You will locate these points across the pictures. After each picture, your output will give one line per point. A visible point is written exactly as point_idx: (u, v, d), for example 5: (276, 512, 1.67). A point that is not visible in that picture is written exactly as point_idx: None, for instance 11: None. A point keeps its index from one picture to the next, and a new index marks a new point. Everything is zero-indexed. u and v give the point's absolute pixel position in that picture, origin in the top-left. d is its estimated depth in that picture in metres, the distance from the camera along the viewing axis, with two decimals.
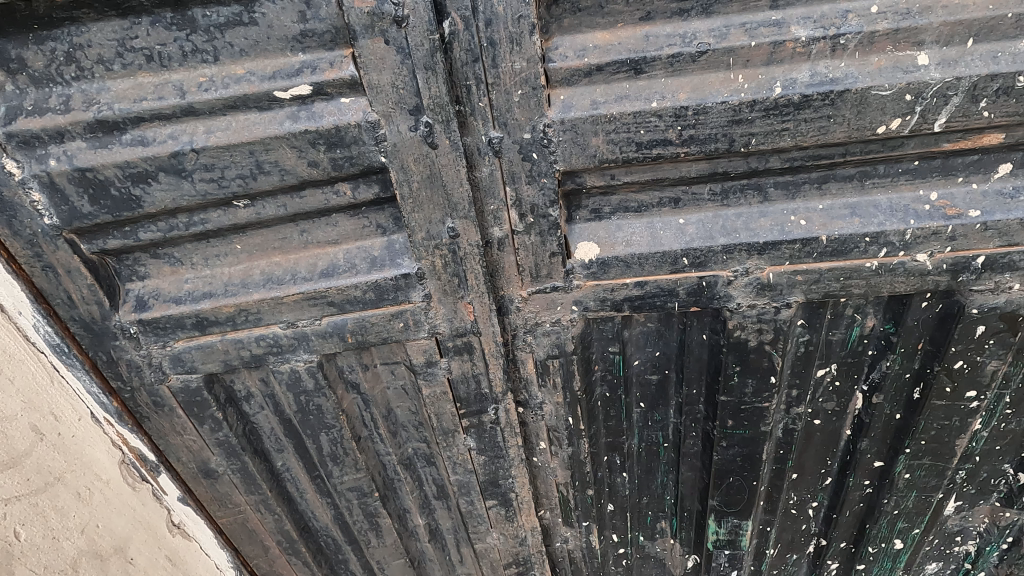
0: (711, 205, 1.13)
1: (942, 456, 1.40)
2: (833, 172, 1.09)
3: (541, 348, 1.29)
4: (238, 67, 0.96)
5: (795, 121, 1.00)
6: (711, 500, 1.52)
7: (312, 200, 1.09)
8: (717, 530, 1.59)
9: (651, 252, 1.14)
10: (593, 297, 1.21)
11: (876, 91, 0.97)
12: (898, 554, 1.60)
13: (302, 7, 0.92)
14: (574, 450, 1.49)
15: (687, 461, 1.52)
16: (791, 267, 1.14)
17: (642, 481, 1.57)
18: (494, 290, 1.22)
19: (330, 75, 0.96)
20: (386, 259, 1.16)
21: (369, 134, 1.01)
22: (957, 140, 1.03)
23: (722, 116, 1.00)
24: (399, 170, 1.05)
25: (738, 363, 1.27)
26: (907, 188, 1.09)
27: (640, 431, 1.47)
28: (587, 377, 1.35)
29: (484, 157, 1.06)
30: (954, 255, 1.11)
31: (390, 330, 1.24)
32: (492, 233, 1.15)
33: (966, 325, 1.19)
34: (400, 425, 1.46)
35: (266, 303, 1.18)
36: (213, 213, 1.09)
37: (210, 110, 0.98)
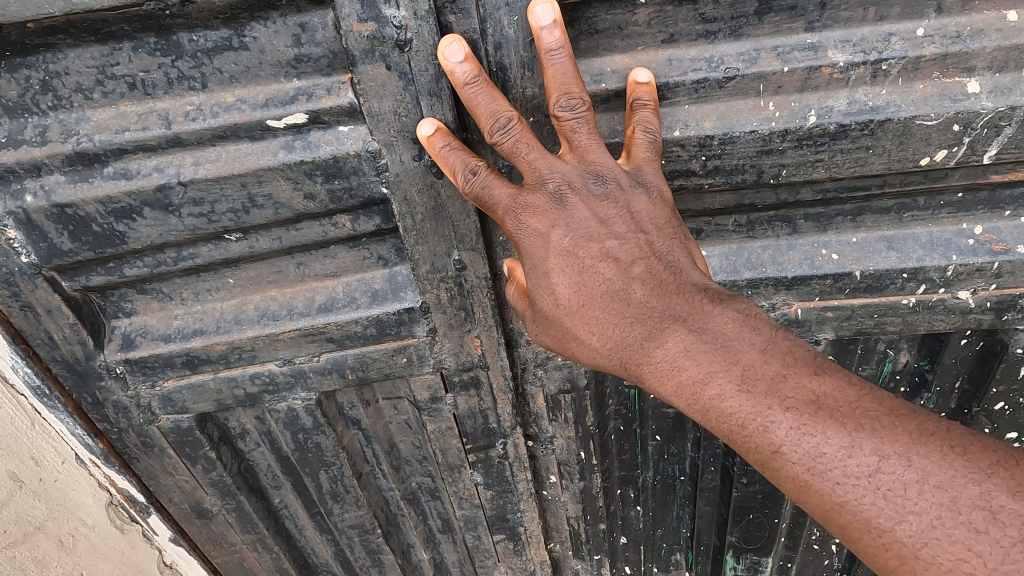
0: (734, 236, 1.06)
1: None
2: (869, 204, 1.02)
3: (552, 382, 1.24)
4: (227, 94, 0.89)
5: (830, 151, 0.93)
6: (729, 536, 1.46)
7: (309, 233, 1.03)
8: (734, 566, 1.55)
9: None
10: None
11: (920, 121, 0.90)
12: None
13: (296, 31, 0.85)
14: (585, 484, 1.42)
15: (704, 496, 1.45)
16: (820, 303, 1.08)
17: (655, 513, 1.50)
18: (503, 325, 1.16)
19: (327, 102, 0.89)
20: (388, 293, 1.10)
21: (370, 164, 0.94)
22: (1007, 173, 0.96)
23: (750, 146, 0.94)
24: (402, 202, 0.98)
25: None
26: (950, 222, 1.02)
27: (654, 464, 1.40)
28: (599, 411, 1.29)
29: None
30: (999, 293, 1.05)
31: (393, 366, 1.18)
32: (499, 265, 1.08)
33: (1008, 365, 1.13)
34: (402, 459, 1.40)
35: (261, 339, 1.11)
36: (203, 247, 1.02)
37: (199, 141, 0.91)
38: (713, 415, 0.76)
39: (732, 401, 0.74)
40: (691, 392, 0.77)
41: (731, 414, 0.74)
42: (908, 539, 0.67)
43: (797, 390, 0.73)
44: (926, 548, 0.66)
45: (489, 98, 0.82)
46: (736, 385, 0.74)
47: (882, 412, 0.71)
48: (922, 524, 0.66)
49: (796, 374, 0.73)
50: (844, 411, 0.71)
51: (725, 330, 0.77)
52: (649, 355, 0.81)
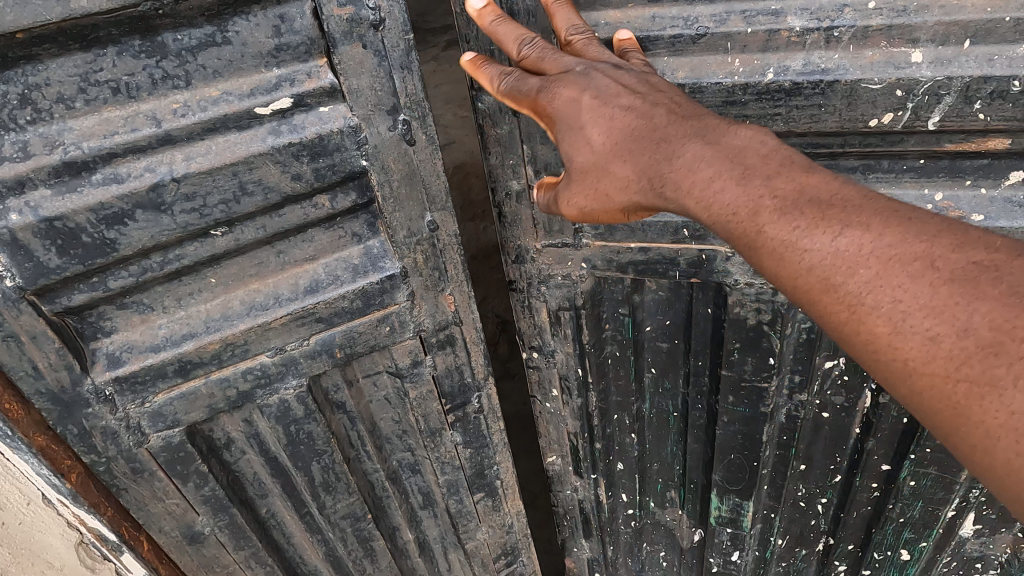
0: None
1: (947, 467, 1.53)
2: (835, 161, 1.19)
3: (553, 299, 1.46)
4: (212, 89, 0.95)
5: (789, 106, 1.14)
6: (715, 476, 1.73)
7: (292, 217, 1.10)
8: (719, 506, 1.80)
9: (656, 222, 1.30)
10: (600, 257, 1.38)
11: (865, 84, 1.10)
12: (904, 564, 1.79)
13: (276, 22, 0.94)
14: (583, 401, 1.65)
15: (693, 433, 1.71)
16: None
17: (651, 447, 1.78)
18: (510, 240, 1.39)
19: (309, 85, 0.98)
20: (367, 266, 1.19)
21: (351, 139, 1.04)
22: (959, 142, 1.14)
23: (717, 96, 1.15)
24: (380, 171, 1.09)
25: (737, 339, 1.45)
26: (913, 185, 1.19)
27: (650, 396, 1.66)
28: (597, 333, 1.52)
29: (503, 116, 1.21)
30: None
31: (377, 337, 1.27)
32: (511, 185, 1.30)
33: None
34: (384, 438, 1.47)
35: (253, 331, 1.15)
36: (190, 247, 1.05)
37: (189, 136, 0.96)
38: (711, 208, 0.91)
39: (728, 194, 0.89)
40: (696, 194, 0.92)
41: (726, 206, 0.89)
42: (858, 288, 0.78)
43: (785, 181, 0.87)
44: (872, 294, 0.77)
45: (510, 29, 1.03)
46: (731, 182, 0.89)
47: (858, 198, 0.83)
48: (870, 274, 0.77)
49: (788, 171, 0.88)
50: (822, 194, 0.84)
51: (738, 145, 0.92)
52: (663, 175, 0.96)
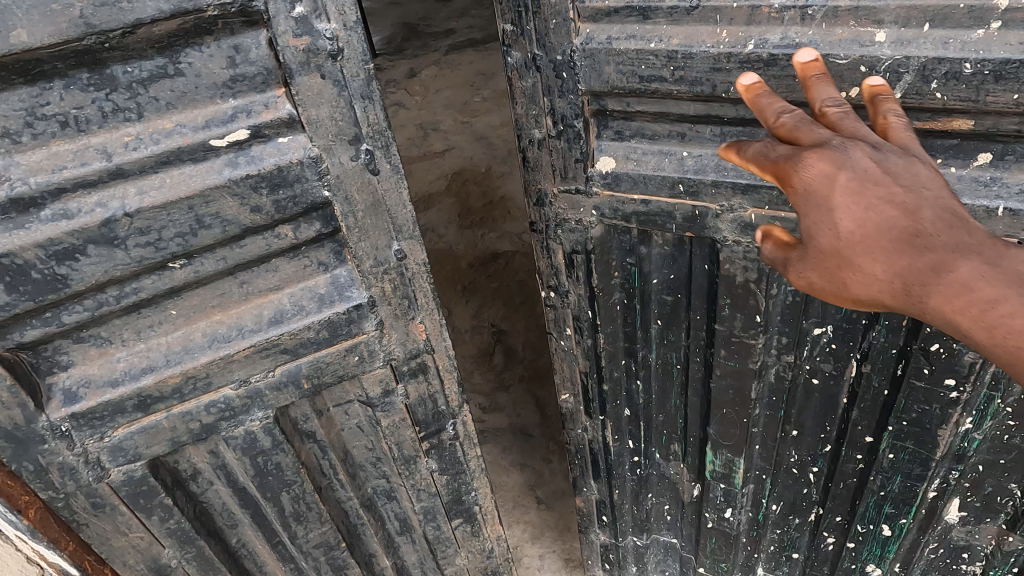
0: (712, 144, 1.21)
1: (925, 444, 1.39)
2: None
3: (568, 240, 1.42)
4: (165, 121, 0.92)
5: (766, 75, 1.08)
6: (710, 428, 1.63)
7: (253, 248, 1.07)
8: (713, 461, 1.69)
9: (655, 173, 1.25)
10: (608, 206, 1.34)
11: (832, 59, 1.04)
12: (887, 542, 1.61)
13: (230, 53, 0.91)
14: (593, 341, 1.57)
15: (695, 386, 1.60)
16: (771, 213, 1.22)
17: (658, 397, 1.67)
18: (532, 182, 1.37)
19: (266, 116, 0.96)
20: (334, 295, 1.16)
21: (312, 170, 1.01)
22: (926, 119, 1.04)
23: (704, 63, 1.11)
24: (343, 202, 1.06)
25: (727, 296, 1.37)
26: None
27: (657, 346, 1.56)
28: (606, 279, 1.46)
29: (528, 72, 1.22)
30: None
31: (345, 366, 1.24)
32: (533, 133, 1.29)
33: None
34: (358, 465, 1.44)
35: (215, 364, 1.13)
36: (147, 280, 1.03)
37: (141, 170, 0.93)
38: (1001, 327, 0.85)
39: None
40: (983, 309, 0.86)
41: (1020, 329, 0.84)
42: None
43: None
44: None
45: (770, 101, 0.96)
46: None
47: None
48: None
49: None
50: None
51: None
52: (941, 281, 0.88)
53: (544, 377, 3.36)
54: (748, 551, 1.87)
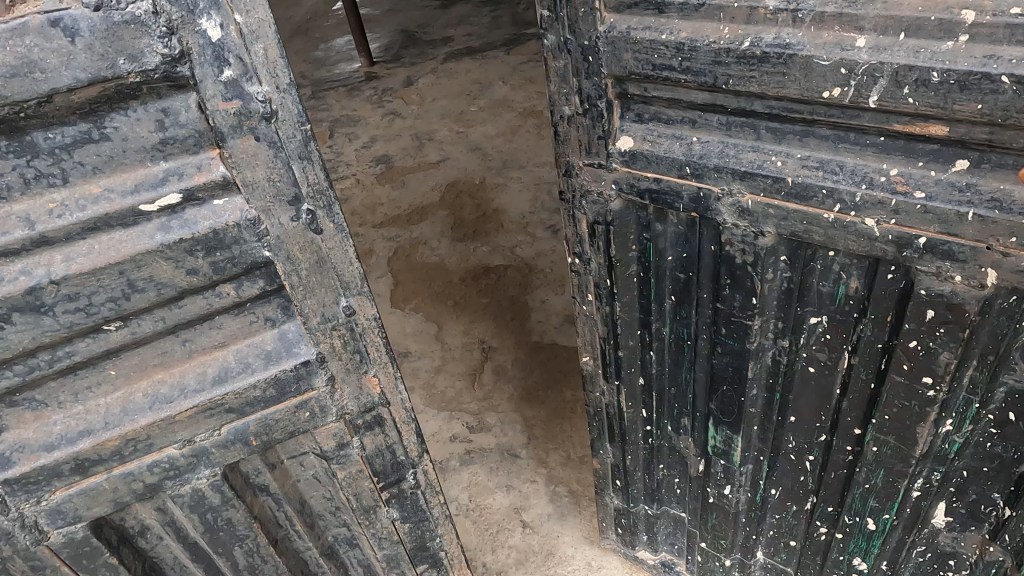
0: (718, 132, 1.19)
1: (906, 442, 1.29)
2: (810, 129, 1.10)
3: (590, 211, 1.43)
4: (92, 186, 0.89)
5: (759, 72, 1.07)
6: (711, 403, 1.57)
7: (193, 308, 1.03)
8: (714, 436, 1.62)
9: (665, 155, 1.24)
10: (625, 181, 1.33)
11: (817, 61, 1.01)
12: (872, 536, 1.50)
13: (159, 116, 0.88)
14: (612, 308, 1.56)
15: (703, 362, 1.52)
16: (766, 200, 1.18)
17: (671, 369, 1.60)
18: (559, 154, 1.40)
19: (200, 179, 0.92)
20: (281, 352, 1.13)
21: (250, 232, 0.98)
22: (906, 123, 1.00)
23: (708, 55, 1.10)
24: (286, 261, 1.03)
25: (728, 276, 1.33)
26: (874, 159, 1.06)
27: (670, 321, 1.51)
28: (622, 251, 1.44)
29: (562, 54, 1.25)
30: (900, 229, 1.07)
31: (296, 423, 1.21)
32: (562, 109, 1.32)
33: (916, 306, 1.13)
34: (316, 515, 1.40)
35: (157, 425, 1.09)
36: (81, 343, 0.99)
37: (67, 237, 0.90)
38: None
39: None
40: None
41: None
42: None
43: None
44: None
45: None
46: None
47: None
48: None
49: None
50: None
51: None
52: None
53: (534, 398, 3.05)
54: (746, 531, 1.77)
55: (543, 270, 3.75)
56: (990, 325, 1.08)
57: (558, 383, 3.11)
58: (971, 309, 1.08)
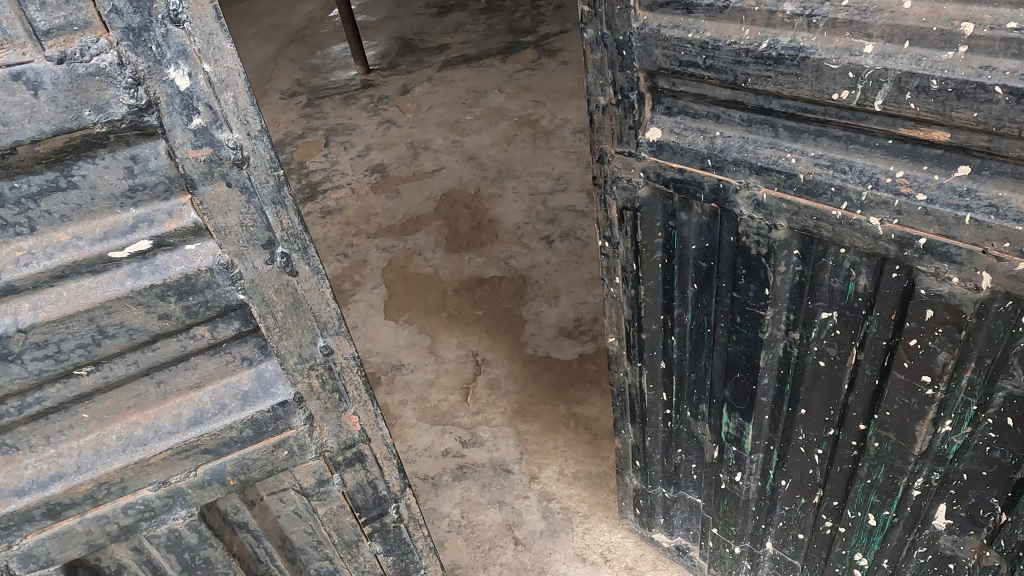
0: (738, 128, 1.16)
1: (905, 439, 1.25)
2: (823, 129, 1.06)
3: (619, 198, 1.40)
4: (60, 234, 0.87)
5: (775, 72, 1.04)
6: (724, 391, 1.54)
7: (167, 350, 1.01)
8: (727, 422, 1.59)
9: (689, 147, 1.21)
10: (653, 171, 1.30)
11: (828, 64, 0.99)
12: (873, 532, 1.45)
13: (128, 163, 0.86)
14: (637, 293, 1.53)
15: (721, 350, 1.48)
16: (779, 194, 1.14)
17: (692, 356, 1.56)
18: (593, 142, 1.38)
19: (170, 225, 0.91)
20: (258, 392, 1.11)
21: (223, 275, 0.96)
22: (911, 127, 0.97)
23: (729, 54, 1.08)
24: (261, 304, 1.02)
25: (744, 266, 1.30)
26: (882, 161, 1.02)
27: (693, 307, 1.47)
28: (648, 237, 1.42)
29: (599, 48, 1.24)
30: (902, 229, 1.03)
31: (274, 461, 1.19)
32: (597, 100, 1.30)
33: (917, 305, 1.09)
34: (297, 549, 1.38)
35: (131, 468, 1.07)
36: (51, 389, 0.97)
37: (34, 285, 0.88)
38: None
39: None
40: None
41: None
42: None
43: None
44: None
45: None
46: None
47: None
48: None
49: None
50: None
51: None
52: None
53: (527, 412, 2.98)
54: (756, 520, 1.72)
55: (537, 281, 3.71)
56: (987, 329, 1.05)
57: (552, 399, 3.03)
58: (968, 312, 1.04)
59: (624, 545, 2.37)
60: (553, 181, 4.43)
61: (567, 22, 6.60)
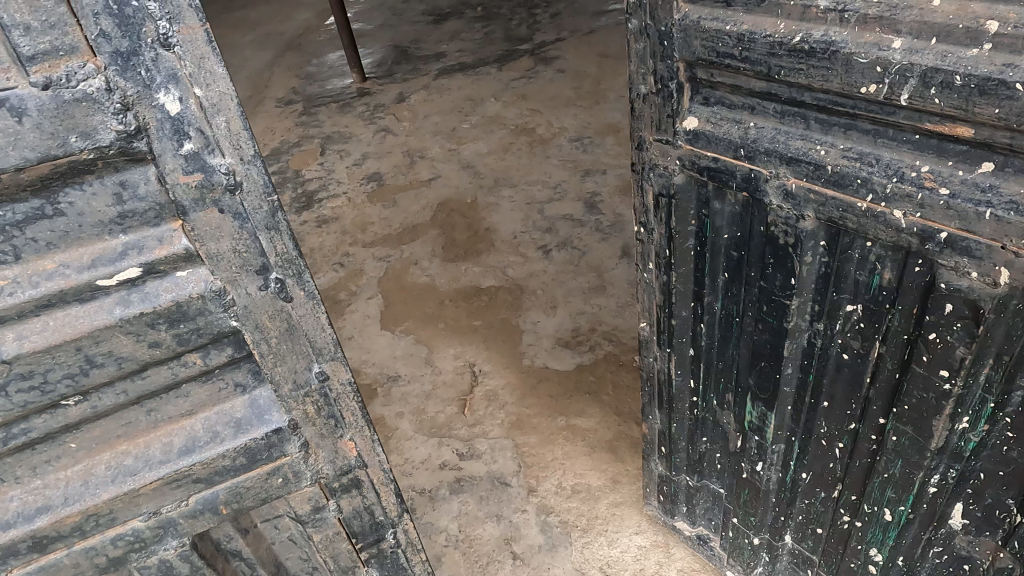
0: (772, 119, 1.14)
1: (922, 433, 1.20)
2: (853, 123, 1.04)
3: (656, 183, 1.40)
4: (47, 261, 0.85)
5: (807, 65, 1.02)
6: (748, 379, 1.50)
7: (157, 378, 0.98)
8: (750, 411, 1.55)
9: (723, 136, 1.20)
10: (688, 158, 1.29)
11: (857, 58, 0.96)
12: (889, 528, 1.39)
13: (117, 190, 0.84)
14: (669, 280, 1.52)
15: (746, 338, 1.44)
16: (808, 184, 1.12)
17: (718, 345, 1.53)
18: (633, 129, 1.38)
19: (161, 252, 0.88)
20: (252, 419, 1.08)
21: (216, 303, 0.94)
22: (936, 123, 0.94)
23: (764, 47, 1.06)
24: (255, 331, 0.99)
25: (770, 256, 1.27)
26: (908, 156, 0.99)
27: (722, 295, 1.44)
28: (681, 225, 1.40)
29: (642, 38, 1.24)
30: (925, 222, 1.00)
31: (269, 489, 1.16)
32: (638, 88, 1.30)
33: (937, 298, 1.05)
34: None
35: (120, 499, 1.03)
36: (38, 420, 0.94)
37: (20, 314, 0.85)
38: None
39: None
40: None
41: None
42: None
43: None
44: None
45: None
46: None
47: None
48: None
49: None
50: None
51: None
52: None
53: (525, 424, 2.95)
54: (776, 511, 1.67)
55: (535, 290, 3.68)
56: (1005, 325, 1.00)
57: (552, 410, 2.99)
58: (986, 308, 1.00)
59: (622, 560, 2.36)
60: (549, 189, 4.41)
61: (563, 29, 6.60)
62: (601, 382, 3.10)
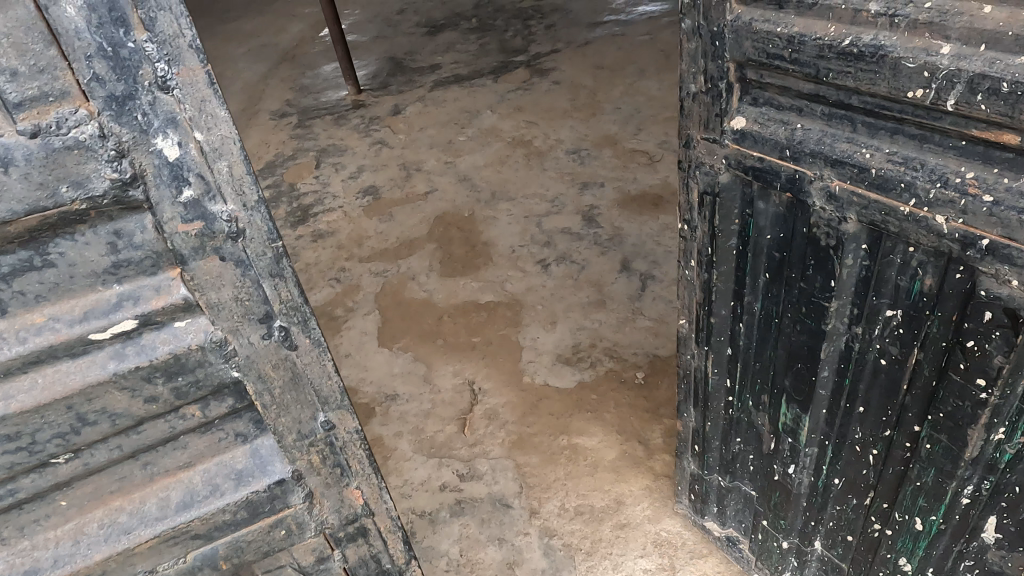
0: (819, 122, 1.09)
1: (956, 443, 1.15)
2: (900, 127, 0.99)
3: (702, 181, 1.36)
4: (35, 314, 0.79)
5: (855, 68, 0.98)
6: (784, 380, 1.45)
7: (153, 432, 0.92)
8: (784, 412, 1.50)
9: (769, 138, 1.16)
10: (734, 158, 1.25)
11: (905, 62, 0.92)
12: (919, 538, 1.33)
13: (111, 239, 0.78)
14: (709, 279, 1.48)
15: (784, 339, 1.39)
16: (851, 187, 1.07)
17: (756, 347, 1.48)
18: (681, 127, 1.35)
19: (158, 303, 0.83)
20: (254, 470, 1.02)
21: (217, 353, 0.88)
22: (982, 129, 0.89)
23: (814, 49, 1.02)
24: (258, 381, 0.94)
25: (811, 257, 1.22)
26: (954, 163, 0.95)
27: (762, 295, 1.39)
28: (724, 224, 1.36)
29: (694, 37, 1.20)
30: (967, 228, 0.95)
31: (271, 542, 1.10)
32: (688, 86, 1.27)
33: (976, 305, 1.01)
34: None
35: (113, 559, 0.97)
36: (25, 479, 0.87)
37: (6, 371, 0.79)
38: None
39: None
40: None
41: None
42: None
43: None
44: None
45: None
46: None
47: None
48: None
49: None
50: None
51: None
52: None
53: (527, 444, 2.89)
54: (807, 516, 1.61)
55: (534, 305, 3.62)
56: None
57: (555, 430, 2.93)
58: None
59: None
60: (547, 203, 4.36)
61: (557, 41, 6.58)
62: (602, 400, 3.04)
